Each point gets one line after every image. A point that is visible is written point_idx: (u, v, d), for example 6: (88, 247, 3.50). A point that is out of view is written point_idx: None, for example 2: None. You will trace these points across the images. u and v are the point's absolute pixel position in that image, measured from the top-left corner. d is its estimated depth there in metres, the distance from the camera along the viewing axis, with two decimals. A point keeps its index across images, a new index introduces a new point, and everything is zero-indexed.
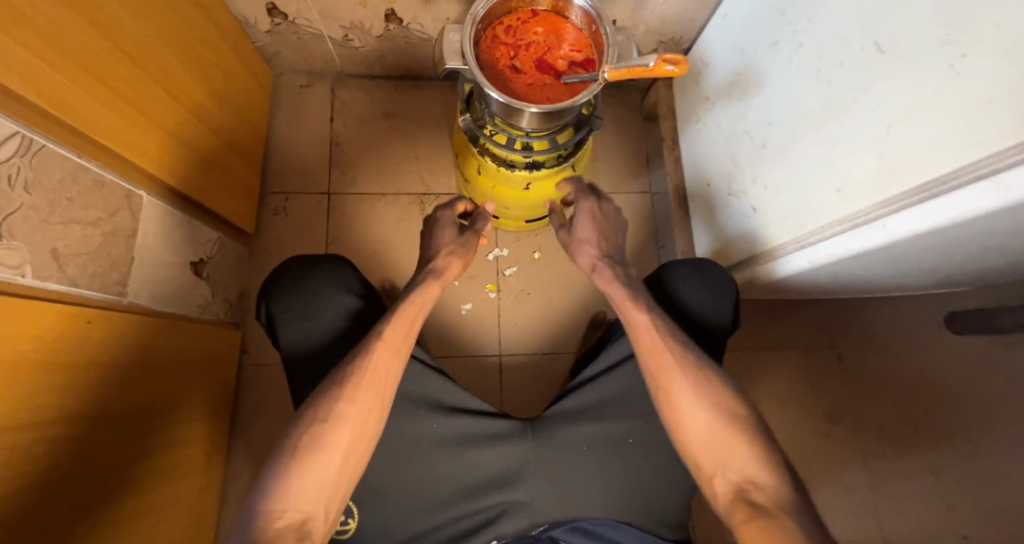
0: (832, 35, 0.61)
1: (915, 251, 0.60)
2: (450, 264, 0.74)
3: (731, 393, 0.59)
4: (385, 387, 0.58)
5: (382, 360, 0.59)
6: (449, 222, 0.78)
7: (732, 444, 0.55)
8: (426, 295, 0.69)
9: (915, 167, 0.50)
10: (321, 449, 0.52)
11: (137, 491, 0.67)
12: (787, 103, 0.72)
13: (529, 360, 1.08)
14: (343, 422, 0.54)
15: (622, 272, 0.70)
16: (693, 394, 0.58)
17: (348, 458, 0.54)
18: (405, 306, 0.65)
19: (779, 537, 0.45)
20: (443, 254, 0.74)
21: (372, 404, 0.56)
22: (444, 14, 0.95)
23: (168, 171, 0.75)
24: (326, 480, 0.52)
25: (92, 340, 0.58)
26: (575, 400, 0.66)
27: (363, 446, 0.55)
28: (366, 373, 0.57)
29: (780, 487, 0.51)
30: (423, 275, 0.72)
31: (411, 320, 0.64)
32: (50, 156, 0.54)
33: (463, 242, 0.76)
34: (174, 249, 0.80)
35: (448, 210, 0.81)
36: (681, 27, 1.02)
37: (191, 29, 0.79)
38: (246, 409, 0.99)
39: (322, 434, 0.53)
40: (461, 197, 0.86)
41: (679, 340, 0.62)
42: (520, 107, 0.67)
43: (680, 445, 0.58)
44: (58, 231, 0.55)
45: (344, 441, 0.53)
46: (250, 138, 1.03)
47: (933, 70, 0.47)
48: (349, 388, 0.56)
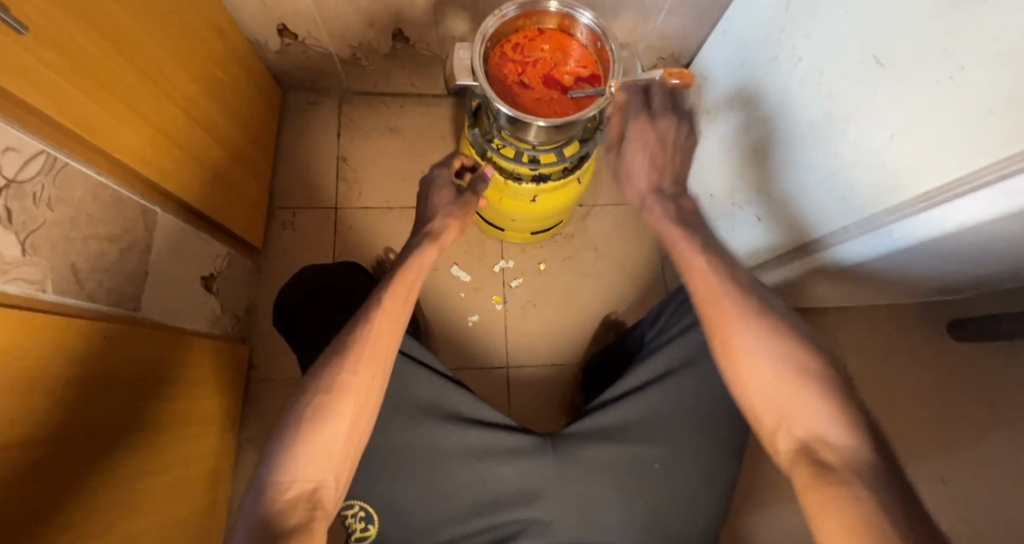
0: (829, 49, 0.63)
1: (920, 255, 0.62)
2: (447, 225, 0.74)
3: (803, 347, 0.52)
4: (385, 353, 0.58)
5: (383, 325, 0.59)
6: (442, 181, 0.79)
7: (803, 398, 0.49)
8: (424, 258, 0.69)
9: (924, 173, 0.52)
10: (327, 417, 0.52)
11: (134, 475, 0.63)
12: (789, 113, 0.74)
13: (538, 371, 1.08)
14: (345, 392, 0.54)
15: (673, 208, 0.64)
16: (760, 347, 0.52)
17: (354, 428, 0.53)
18: (402, 271, 0.66)
19: (839, 503, 0.41)
20: (440, 213, 0.75)
21: (373, 375, 0.56)
22: (451, 32, 0.98)
23: (183, 188, 0.76)
24: (334, 450, 0.51)
25: (107, 354, 0.59)
26: (599, 418, 0.64)
27: (368, 412, 0.55)
28: (367, 342, 0.57)
29: (858, 449, 0.44)
30: (419, 238, 0.72)
31: (409, 286, 0.65)
32: (73, 174, 0.56)
33: (459, 202, 0.77)
34: (187, 264, 0.81)
35: (443, 168, 0.81)
36: (679, 44, 1.05)
37: (205, 49, 0.81)
38: (252, 425, 0.98)
39: (324, 405, 0.52)
40: (456, 152, 0.85)
41: (740, 287, 0.57)
42: (528, 120, 0.69)
43: (740, 399, 0.53)
44: (77, 245, 0.56)
45: (349, 410, 0.53)
46: (259, 154, 1.05)
47: (932, 82, 0.48)
48: (350, 359, 0.55)
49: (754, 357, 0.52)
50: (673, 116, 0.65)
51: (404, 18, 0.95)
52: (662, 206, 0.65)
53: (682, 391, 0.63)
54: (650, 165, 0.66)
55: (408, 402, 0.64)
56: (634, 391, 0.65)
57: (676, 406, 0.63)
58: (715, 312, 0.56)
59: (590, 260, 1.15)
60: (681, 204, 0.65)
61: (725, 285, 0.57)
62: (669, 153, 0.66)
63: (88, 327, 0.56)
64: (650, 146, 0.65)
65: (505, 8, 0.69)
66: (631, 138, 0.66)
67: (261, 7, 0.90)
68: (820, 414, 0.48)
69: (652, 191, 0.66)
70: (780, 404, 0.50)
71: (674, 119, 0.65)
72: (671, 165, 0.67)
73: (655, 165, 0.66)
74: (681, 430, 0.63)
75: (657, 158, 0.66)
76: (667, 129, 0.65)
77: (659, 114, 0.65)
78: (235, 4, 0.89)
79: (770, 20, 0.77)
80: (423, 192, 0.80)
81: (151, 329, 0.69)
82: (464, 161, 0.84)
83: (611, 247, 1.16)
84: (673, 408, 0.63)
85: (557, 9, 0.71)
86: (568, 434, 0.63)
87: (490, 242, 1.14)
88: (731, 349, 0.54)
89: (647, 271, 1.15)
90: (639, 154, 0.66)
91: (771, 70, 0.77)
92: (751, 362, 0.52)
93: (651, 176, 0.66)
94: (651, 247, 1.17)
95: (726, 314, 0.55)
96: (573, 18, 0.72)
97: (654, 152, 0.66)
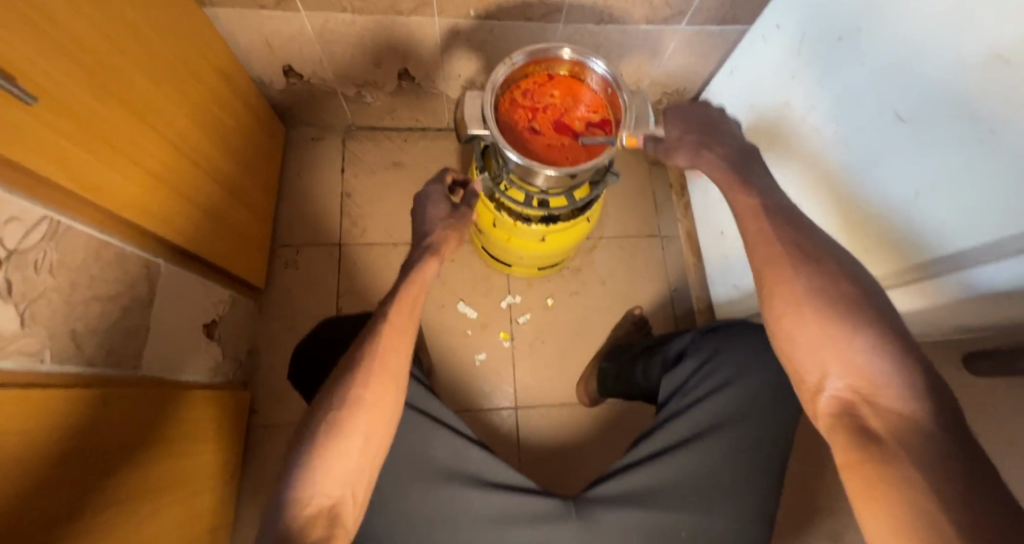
0: (847, 101, 0.64)
1: (932, 319, 0.64)
2: (448, 237, 0.72)
3: (856, 294, 0.49)
4: (396, 365, 0.59)
5: (392, 340, 0.60)
6: (437, 193, 0.76)
7: (846, 342, 0.47)
8: (427, 270, 0.67)
9: (955, 233, 0.52)
10: (341, 433, 0.54)
11: (137, 486, 0.61)
12: (802, 162, 0.74)
13: (547, 411, 1.05)
14: (358, 408, 0.55)
15: (724, 156, 0.63)
16: (809, 294, 0.50)
17: (368, 443, 0.55)
18: (407, 284, 0.65)
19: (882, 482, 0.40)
20: (437, 225, 0.72)
21: (385, 387, 0.57)
22: (458, 72, 0.96)
23: (188, 237, 0.74)
24: (350, 465, 0.53)
25: (106, 420, 0.57)
26: (627, 481, 0.61)
27: (383, 425, 0.56)
28: (376, 358, 0.58)
29: (905, 411, 0.43)
30: (421, 251, 0.70)
31: (415, 299, 0.65)
32: (74, 236, 0.55)
33: (456, 213, 0.74)
34: (189, 313, 0.79)
35: (437, 182, 0.78)
36: (687, 81, 1.04)
37: (210, 95, 0.81)
38: (254, 473, 0.95)
39: (338, 420, 0.54)
40: (446, 168, 0.81)
41: (790, 232, 0.54)
42: (538, 168, 0.68)
43: (781, 345, 0.52)
44: (78, 309, 0.54)
45: (363, 424, 0.55)
46: (263, 192, 1.03)
47: (959, 140, 0.49)
48: (362, 374, 0.57)
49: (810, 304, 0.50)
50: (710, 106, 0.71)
51: (411, 59, 0.92)
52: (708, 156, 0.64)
53: (711, 455, 0.61)
54: (694, 126, 0.67)
55: (427, 464, 0.63)
56: (662, 454, 0.62)
57: (705, 471, 0.61)
58: (767, 257, 0.54)
59: (597, 293, 1.13)
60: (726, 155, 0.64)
61: (780, 229, 0.55)
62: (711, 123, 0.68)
63: (83, 393, 0.53)
64: (693, 116, 0.68)
65: (515, 56, 0.69)
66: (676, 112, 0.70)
67: (267, 49, 0.90)
68: (873, 382, 0.45)
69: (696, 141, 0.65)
70: (828, 355, 0.48)
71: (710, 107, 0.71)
72: (714, 129, 0.67)
73: (699, 128, 0.67)
74: (711, 498, 0.60)
75: (702, 125, 0.67)
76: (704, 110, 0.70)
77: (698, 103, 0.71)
78: (241, 46, 0.89)
79: (780, 67, 0.77)
80: (419, 205, 0.77)
81: (153, 389, 0.67)
82: (454, 176, 0.82)
83: (619, 281, 1.14)
84: (702, 474, 0.61)
85: (569, 56, 0.71)
86: (594, 498, 0.61)
87: (497, 277, 1.12)
88: (785, 299, 0.51)
89: (656, 304, 1.13)
90: (682, 119, 0.68)
91: (783, 118, 0.77)
92: (806, 313, 0.50)
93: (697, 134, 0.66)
94: (660, 280, 1.15)
95: (779, 262, 0.53)
96: (585, 65, 0.71)
97: (697, 120, 0.68)
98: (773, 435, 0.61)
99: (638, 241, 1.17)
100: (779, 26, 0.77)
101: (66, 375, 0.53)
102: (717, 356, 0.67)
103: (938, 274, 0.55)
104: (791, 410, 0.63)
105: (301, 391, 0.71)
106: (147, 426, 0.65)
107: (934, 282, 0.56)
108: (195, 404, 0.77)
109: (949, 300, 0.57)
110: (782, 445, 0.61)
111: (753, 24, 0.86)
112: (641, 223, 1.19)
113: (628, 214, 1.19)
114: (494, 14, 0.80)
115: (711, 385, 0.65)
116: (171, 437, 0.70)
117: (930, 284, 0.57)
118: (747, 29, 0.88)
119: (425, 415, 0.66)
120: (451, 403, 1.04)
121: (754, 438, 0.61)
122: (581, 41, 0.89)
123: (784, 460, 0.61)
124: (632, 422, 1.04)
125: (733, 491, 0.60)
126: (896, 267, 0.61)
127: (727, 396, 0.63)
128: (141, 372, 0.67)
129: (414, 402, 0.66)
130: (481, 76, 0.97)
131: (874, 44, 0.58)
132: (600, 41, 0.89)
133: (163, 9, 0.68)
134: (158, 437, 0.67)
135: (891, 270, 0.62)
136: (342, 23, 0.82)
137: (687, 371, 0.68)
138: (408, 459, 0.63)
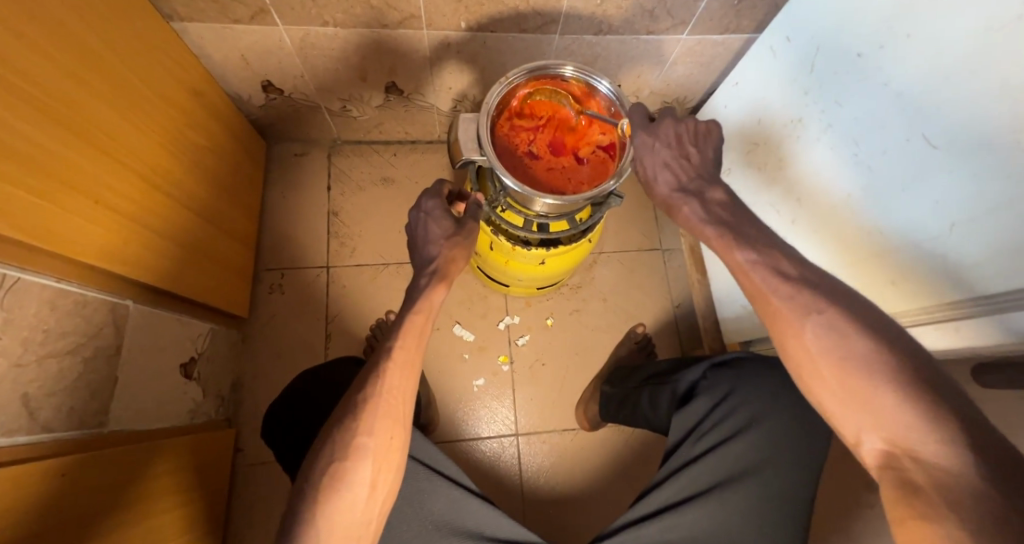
0: (866, 123, 0.60)
1: (949, 356, 0.61)
2: (455, 258, 0.63)
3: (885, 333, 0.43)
4: (404, 405, 0.54)
5: (397, 379, 0.53)
6: (437, 208, 0.66)
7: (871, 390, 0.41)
8: (433, 299, 0.60)
9: (992, 272, 0.48)
10: (345, 484, 0.49)
11: None
12: (815, 182, 0.70)
13: (550, 438, 1.00)
14: (362, 456, 0.50)
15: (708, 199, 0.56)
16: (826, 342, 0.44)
17: (374, 492, 0.50)
18: (412, 314, 0.57)
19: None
20: (445, 246, 0.63)
21: (392, 433, 0.52)
22: (448, 85, 0.90)
23: (159, 273, 0.69)
24: (354, 519, 0.49)
25: (66, 489, 0.52)
26: (641, 534, 0.60)
27: (392, 472, 0.52)
28: (382, 399, 0.52)
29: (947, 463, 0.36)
30: (425, 278, 0.61)
31: (421, 330, 0.57)
32: (26, 289, 0.49)
33: (463, 229, 0.65)
34: (163, 355, 0.73)
35: (433, 195, 0.67)
36: (690, 90, 0.99)
37: (180, 115, 0.75)
38: (240, 515, 0.89)
39: (341, 471, 0.49)
40: (440, 179, 0.70)
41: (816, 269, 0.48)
42: (536, 196, 0.62)
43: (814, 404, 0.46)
44: (31, 371, 0.49)
45: (369, 474, 0.50)
46: (244, 215, 0.97)
47: (996, 174, 0.46)
48: (364, 420, 0.51)
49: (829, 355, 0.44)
50: (674, 121, 0.62)
51: (399, 72, 0.86)
52: (691, 203, 0.57)
53: (736, 504, 0.60)
54: (670, 163, 0.60)
55: (425, 520, 0.58)
56: (679, 506, 0.61)
57: (731, 522, 0.59)
58: (774, 305, 0.47)
59: (599, 311, 1.08)
60: (711, 201, 0.57)
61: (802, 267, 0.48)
62: (686, 153, 0.61)
63: (36, 467, 0.48)
64: (663, 146, 0.60)
65: (512, 74, 0.65)
66: (643, 143, 0.61)
67: (242, 64, 0.84)
68: (911, 435, 0.39)
69: (675, 190, 0.59)
70: (859, 410, 0.41)
71: (675, 124, 0.62)
72: (693, 163, 0.60)
73: (674, 164, 0.60)
74: None
75: (677, 162, 0.60)
76: (675, 133, 0.61)
77: (660, 123, 0.62)
78: (214, 62, 0.83)
79: (791, 81, 0.73)
80: (415, 224, 0.67)
81: (121, 449, 0.61)
82: (449, 188, 0.71)
83: (620, 298, 1.09)
84: (728, 525, 0.59)
85: (572, 75, 0.66)
86: None
87: (494, 297, 1.07)
88: (796, 356, 0.46)
89: (660, 322, 1.08)
90: (653, 158, 0.60)
91: (793, 136, 0.73)
92: (822, 365, 0.44)
93: (677, 174, 0.60)
94: (662, 296, 1.10)
95: (782, 312, 0.46)
96: (589, 84, 0.67)
97: (669, 154, 0.60)
98: (797, 480, 0.61)
99: (640, 254, 1.13)
100: (790, 39, 0.73)
101: (16, 448, 0.47)
102: (734, 396, 0.65)
103: (971, 314, 0.52)
104: (814, 461, 0.62)
105: (299, 434, 0.69)
106: (117, 490, 0.60)
107: (958, 323, 0.54)
108: (169, 456, 0.72)
109: (979, 343, 0.54)
110: (807, 488, 0.61)
111: (760, 33, 0.81)
112: (642, 237, 1.14)
113: (629, 228, 1.14)
114: (486, 26, 0.75)
115: (729, 429, 0.63)
116: (144, 498, 0.65)
117: (960, 323, 0.54)
118: (753, 37, 0.83)
119: (423, 465, 0.61)
120: (449, 432, 0.99)
121: (778, 484, 0.60)
122: (579, 51, 0.84)
123: (810, 503, 0.61)
124: (638, 446, 1.00)
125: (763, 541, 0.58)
126: (918, 302, 0.58)
127: (747, 440, 0.62)
128: (106, 430, 0.62)
129: (413, 451, 0.61)
130: (473, 88, 0.92)
131: (901, 63, 0.55)
132: (598, 52, 0.84)
133: (120, 27, 0.62)
134: (130, 500, 0.62)
135: (913, 306, 0.59)
136: (322, 37, 0.77)
137: (701, 411, 0.66)
138: (403, 517, 0.58)
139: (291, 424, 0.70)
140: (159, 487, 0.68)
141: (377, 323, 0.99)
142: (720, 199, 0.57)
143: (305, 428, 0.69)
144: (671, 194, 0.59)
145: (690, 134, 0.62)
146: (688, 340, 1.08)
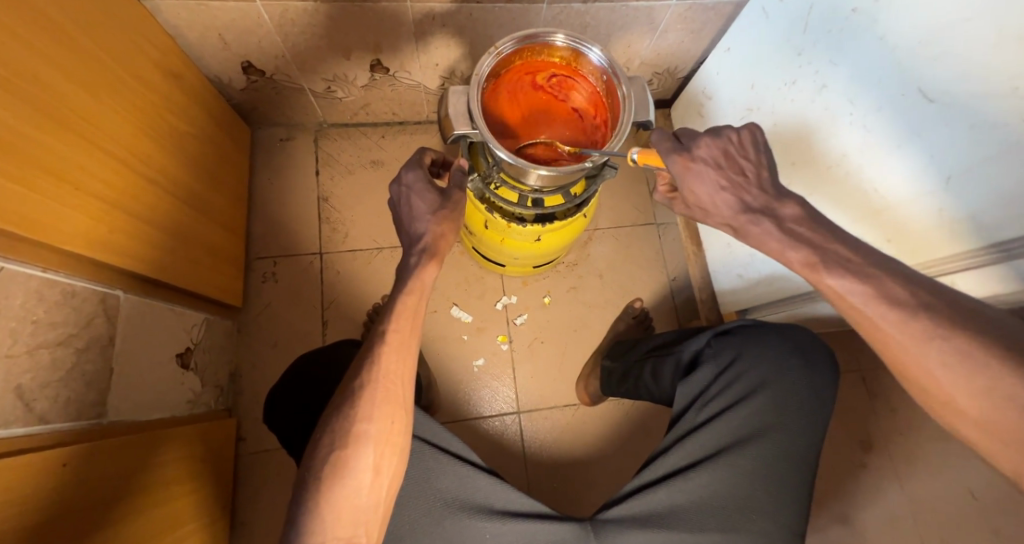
0: (861, 82, 0.60)
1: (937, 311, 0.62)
2: (445, 231, 0.60)
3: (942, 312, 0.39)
4: (404, 388, 0.53)
5: (394, 365, 0.52)
6: (418, 181, 0.63)
7: None
8: (425, 278, 0.57)
9: (986, 224, 0.49)
10: (348, 472, 0.49)
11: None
12: (812, 146, 0.69)
13: (551, 414, 1.01)
14: (363, 442, 0.49)
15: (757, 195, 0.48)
16: None
17: (379, 477, 0.50)
18: (404, 295, 0.54)
19: None
20: (432, 222, 0.59)
21: (393, 417, 0.51)
22: (435, 60, 0.89)
23: (147, 263, 0.67)
24: (360, 505, 0.49)
25: (71, 481, 0.51)
26: (642, 501, 0.61)
27: (396, 456, 0.52)
28: (379, 386, 0.51)
29: None
30: (414, 257, 0.58)
31: (415, 312, 0.54)
32: (12, 279, 0.48)
33: (449, 201, 0.61)
34: (158, 346, 0.72)
35: (416, 168, 0.64)
36: (681, 58, 0.97)
37: (158, 98, 0.72)
38: (244, 503, 0.89)
39: (341, 460, 0.49)
40: (424, 148, 0.67)
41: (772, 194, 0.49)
42: (531, 167, 0.61)
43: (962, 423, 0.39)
44: (23, 362, 0.48)
45: (372, 459, 0.50)
46: (230, 203, 0.95)
47: (996, 119, 0.45)
48: (363, 407, 0.50)
49: (886, 333, 0.41)
50: (714, 137, 0.49)
51: (383, 48, 0.84)
52: (765, 226, 0.46)
53: (741, 469, 0.60)
54: (727, 185, 0.48)
55: (433, 497, 0.58)
56: (682, 472, 0.61)
57: (737, 487, 0.60)
58: None
59: (596, 287, 1.08)
60: (787, 219, 0.46)
61: None
62: (740, 169, 0.49)
63: (42, 456, 0.48)
64: (713, 169, 0.48)
65: (501, 44, 0.61)
66: (684, 170, 0.49)
67: (220, 44, 0.81)
68: None
69: (740, 211, 0.48)
70: None
71: (715, 138, 0.49)
72: (750, 180, 0.49)
73: (731, 184, 0.48)
74: (745, 514, 0.59)
75: (734, 183, 0.48)
76: (718, 151, 0.49)
77: (696, 143, 0.50)
78: (190, 42, 0.80)
79: (787, 42, 0.72)
80: (398, 200, 0.64)
81: (122, 439, 0.61)
82: (432, 157, 0.69)
83: (617, 273, 1.09)
84: (733, 491, 0.60)
85: (563, 42, 0.63)
86: (606, 519, 0.60)
87: (490, 277, 1.07)
88: None
89: (657, 296, 1.09)
90: (704, 184, 0.49)
91: (788, 100, 0.73)
92: None
93: (735, 193, 0.48)
94: (658, 270, 1.10)
95: None
96: (580, 52, 0.64)
97: (721, 176, 0.48)
98: (804, 440, 0.62)
99: (635, 230, 1.12)
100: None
101: (13, 439, 0.47)
102: (738, 362, 0.66)
103: (961, 269, 0.53)
104: (817, 423, 0.62)
105: (301, 420, 0.68)
106: (121, 481, 0.59)
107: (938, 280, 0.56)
108: (176, 444, 0.72)
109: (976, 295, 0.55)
110: (810, 446, 0.62)
111: None
112: (636, 212, 1.13)
113: (624, 203, 1.14)
114: None
115: (736, 394, 0.64)
116: (149, 486, 0.64)
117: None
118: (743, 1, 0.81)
119: (429, 444, 0.61)
120: (452, 411, 0.99)
121: (782, 447, 0.61)
122: (568, 21, 0.82)
123: (814, 464, 0.62)
124: (639, 418, 1.01)
125: (771, 503, 0.60)
126: None
127: (749, 407, 0.63)
128: (105, 420, 0.61)
129: (415, 430, 0.61)
130: (462, 63, 0.90)
131: (898, 14, 0.54)
132: (587, 21, 0.82)
133: (88, 5, 0.59)
134: (135, 489, 0.61)
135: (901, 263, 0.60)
136: (302, 12, 0.74)
137: (707, 377, 0.66)
138: (411, 494, 0.58)
139: (293, 409, 0.70)
140: (167, 476, 0.69)
141: (373, 306, 0.99)
142: (797, 216, 0.46)
143: (307, 410, 0.69)
144: (737, 219, 0.48)
145: (737, 148, 0.50)
146: (686, 311, 1.08)
